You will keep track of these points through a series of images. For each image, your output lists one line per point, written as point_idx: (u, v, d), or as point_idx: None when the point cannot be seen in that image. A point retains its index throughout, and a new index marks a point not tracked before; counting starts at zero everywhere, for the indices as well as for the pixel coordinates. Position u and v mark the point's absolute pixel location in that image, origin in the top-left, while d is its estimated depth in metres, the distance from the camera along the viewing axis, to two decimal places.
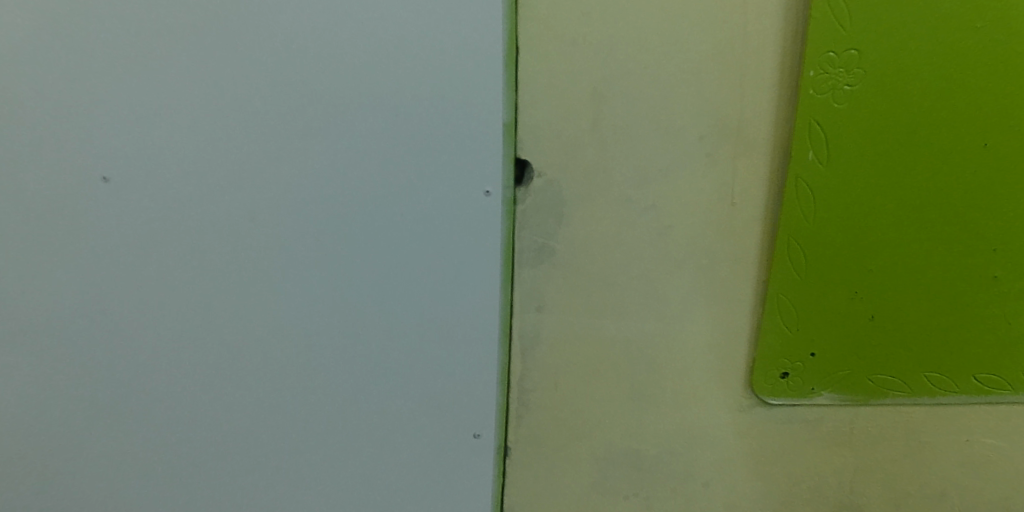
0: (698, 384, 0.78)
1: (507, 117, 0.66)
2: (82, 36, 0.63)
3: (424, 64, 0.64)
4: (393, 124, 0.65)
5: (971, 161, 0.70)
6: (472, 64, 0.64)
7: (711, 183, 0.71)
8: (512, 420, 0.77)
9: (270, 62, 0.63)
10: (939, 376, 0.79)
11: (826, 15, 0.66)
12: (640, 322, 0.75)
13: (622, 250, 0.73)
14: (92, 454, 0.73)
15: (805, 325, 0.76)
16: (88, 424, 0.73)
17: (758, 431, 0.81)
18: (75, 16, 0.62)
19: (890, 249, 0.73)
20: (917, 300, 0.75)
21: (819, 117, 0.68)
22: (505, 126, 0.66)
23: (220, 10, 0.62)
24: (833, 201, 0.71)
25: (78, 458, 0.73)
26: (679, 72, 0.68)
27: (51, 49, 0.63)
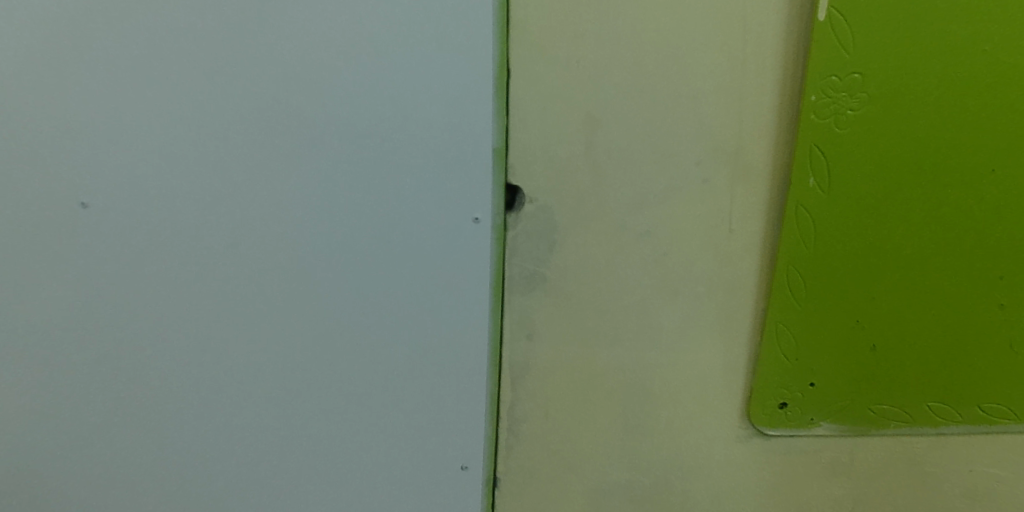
0: (695, 414, 0.76)
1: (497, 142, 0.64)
2: (54, 57, 0.60)
3: (412, 86, 0.62)
4: (382, 147, 0.63)
5: (978, 186, 0.68)
6: (462, 87, 0.62)
7: (709, 209, 0.69)
8: (503, 449, 0.76)
9: (253, 82, 0.61)
10: (944, 406, 0.77)
11: (830, 37, 0.63)
12: (635, 350, 0.73)
13: (617, 277, 0.70)
14: (79, 483, 0.72)
15: (804, 355, 0.74)
16: (73, 453, 0.71)
17: (756, 461, 0.79)
18: (48, 34, 0.60)
19: (893, 276, 0.71)
20: (920, 328, 0.73)
21: (822, 142, 0.66)
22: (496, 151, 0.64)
23: (200, 27, 0.60)
24: (834, 227, 0.69)
25: (62, 487, 0.72)
26: (677, 95, 0.65)
27: (23, 70, 0.61)
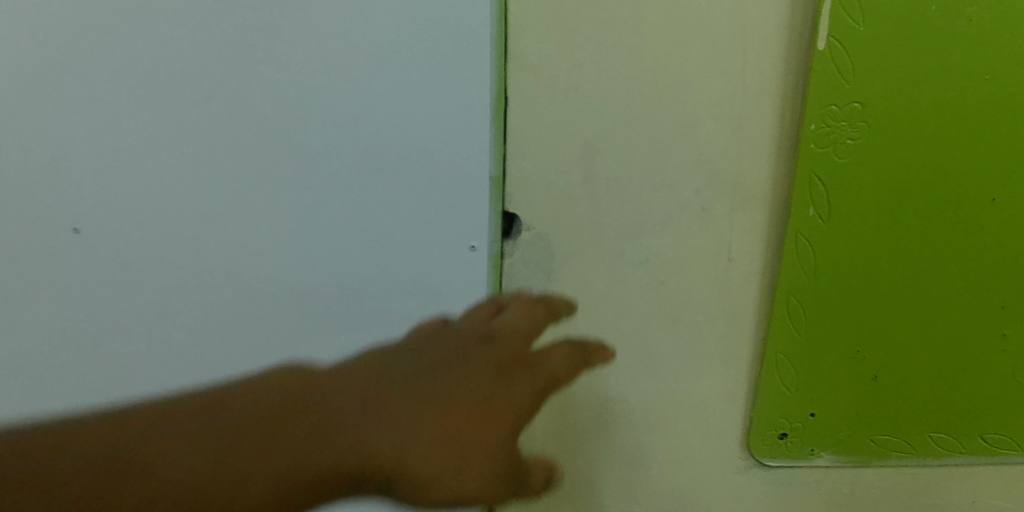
0: (694, 444, 0.76)
1: (495, 170, 0.65)
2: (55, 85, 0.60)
3: (411, 116, 0.63)
4: (381, 175, 0.64)
5: (980, 215, 0.67)
6: (459, 118, 0.63)
7: (709, 238, 0.69)
8: None
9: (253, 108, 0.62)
10: (946, 437, 0.75)
11: (830, 67, 0.62)
12: (631, 379, 0.73)
13: (615, 306, 0.70)
14: None
15: (804, 386, 0.73)
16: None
17: (755, 491, 0.78)
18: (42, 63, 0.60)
19: (893, 306, 0.70)
20: (921, 358, 0.72)
21: (821, 171, 0.65)
22: (493, 179, 0.65)
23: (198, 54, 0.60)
24: (833, 257, 0.68)
25: None
26: (676, 124, 0.65)
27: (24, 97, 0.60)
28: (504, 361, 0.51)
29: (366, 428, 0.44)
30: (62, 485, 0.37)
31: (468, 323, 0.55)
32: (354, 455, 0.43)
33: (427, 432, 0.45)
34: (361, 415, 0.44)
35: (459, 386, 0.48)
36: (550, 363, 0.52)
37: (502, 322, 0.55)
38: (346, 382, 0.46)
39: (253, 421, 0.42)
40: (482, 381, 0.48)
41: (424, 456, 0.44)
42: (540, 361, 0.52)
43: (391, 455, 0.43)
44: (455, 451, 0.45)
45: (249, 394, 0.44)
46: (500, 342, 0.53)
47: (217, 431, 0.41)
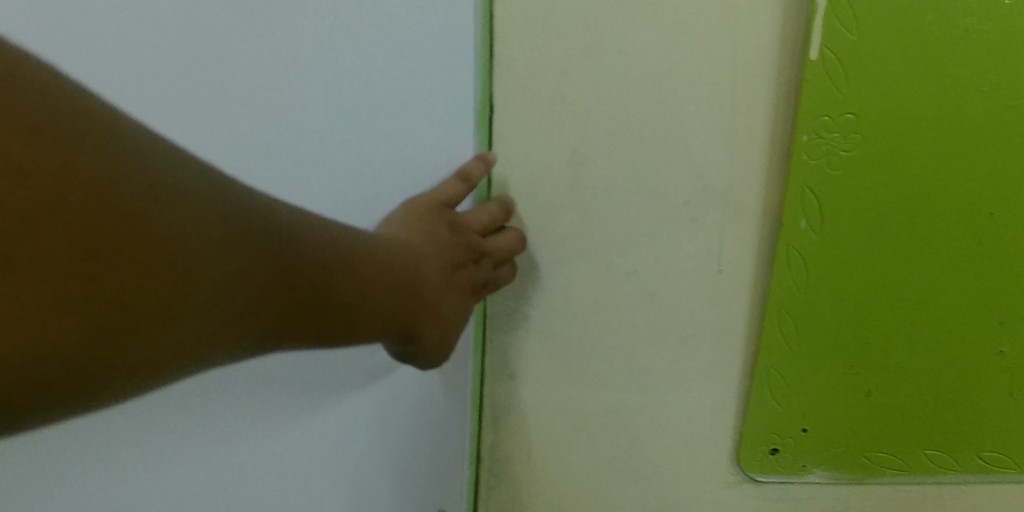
0: (683, 458, 0.75)
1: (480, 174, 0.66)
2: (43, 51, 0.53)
3: (398, 125, 0.61)
4: (364, 182, 0.62)
5: (976, 231, 0.65)
6: (447, 128, 0.63)
7: (699, 248, 0.68)
8: (484, 489, 0.77)
9: (228, 110, 0.58)
10: (941, 455, 0.74)
11: (822, 77, 0.61)
12: (619, 393, 0.72)
13: (602, 316, 0.70)
14: None
15: (796, 401, 0.72)
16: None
17: (746, 506, 0.77)
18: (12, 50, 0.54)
19: (887, 320, 0.69)
20: (917, 373, 0.71)
21: (814, 183, 0.64)
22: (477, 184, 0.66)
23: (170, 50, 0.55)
24: (826, 269, 0.67)
25: None
26: (665, 133, 0.64)
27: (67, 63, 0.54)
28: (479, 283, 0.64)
29: (414, 302, 0.54)
30: (185, 290, 0.35)
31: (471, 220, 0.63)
32: (382, 319, 0.50)
33: (433, 315, 0.57)
34: (411, 296, 0.54)
35: (450, 297, 0.60)
36: (501, 284, 0.66)
37: (509, 240, 0.65)
38: (398, 267, 0.52)
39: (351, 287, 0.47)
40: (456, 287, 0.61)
41: (434, 331, 0.58)
42: (494, 280, 0.66)
43: (421, 322, 0.55)
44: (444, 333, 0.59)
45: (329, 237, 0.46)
46: (490, 258, 0.64)
47: (324, 273, 0.44)
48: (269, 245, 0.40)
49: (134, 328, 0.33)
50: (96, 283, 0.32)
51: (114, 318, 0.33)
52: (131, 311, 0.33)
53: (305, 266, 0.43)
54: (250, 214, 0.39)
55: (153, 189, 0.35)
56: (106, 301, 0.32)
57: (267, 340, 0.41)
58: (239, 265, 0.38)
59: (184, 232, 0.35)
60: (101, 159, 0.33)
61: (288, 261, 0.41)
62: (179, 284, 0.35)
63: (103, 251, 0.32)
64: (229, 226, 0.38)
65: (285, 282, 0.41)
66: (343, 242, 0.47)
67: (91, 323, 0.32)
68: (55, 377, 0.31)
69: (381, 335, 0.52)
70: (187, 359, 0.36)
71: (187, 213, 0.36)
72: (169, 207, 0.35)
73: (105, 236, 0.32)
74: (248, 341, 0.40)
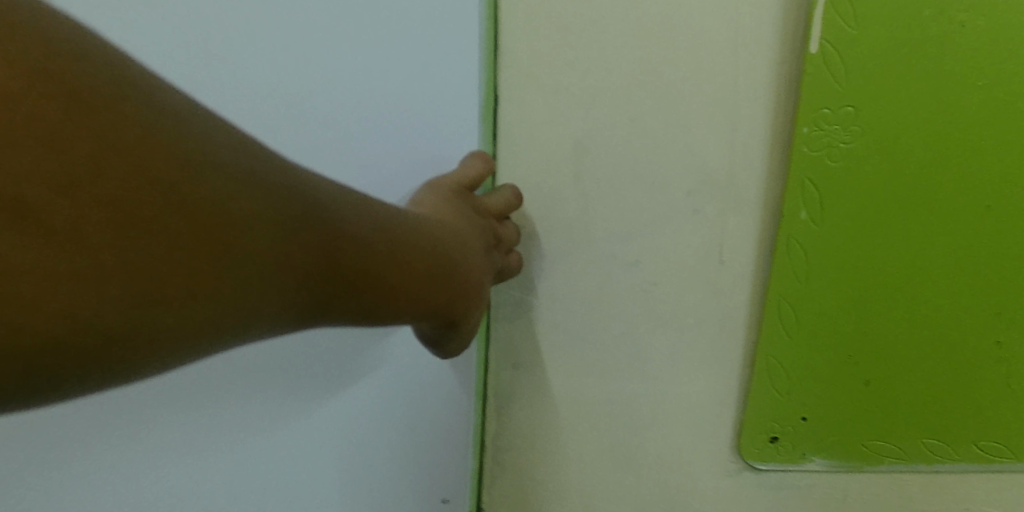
0: (684, 446, 0.76)
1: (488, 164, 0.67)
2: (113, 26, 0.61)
3: (410, 104, 0.64)
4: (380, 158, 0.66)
5: (974, 222, 0.66)
6: (455, 115, 0.65)
7: (699, 237, 0.68)
8: (488, 479, 0.78)
9: (254, 88, 0.63)
10: (939, 444, 0.75)
11: (822, 71, 0.62)
12: (621, 382, 0.73)
13: (605, 305, 0.71)
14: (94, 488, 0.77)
15: (797, 390, 0.73)
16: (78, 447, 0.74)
17: (745, 494, 0.78)
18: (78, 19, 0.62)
19: (887, 310, 0.70)
20: (917, 363, 0.72)
21: (814, 174, 0.65)
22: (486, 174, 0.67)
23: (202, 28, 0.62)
24: (827, 260, 0.68)
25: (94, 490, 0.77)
26: (667, 125, 0.65)
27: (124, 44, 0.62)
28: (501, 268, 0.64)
29: (453, 288, 0.54)
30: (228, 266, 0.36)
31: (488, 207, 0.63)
32: (422, 304, 0.50)
33: (467, 302, 0.56)
34: (453, 281, 0.53)
35: (483, 283, 0.59)
36: (510, 272, 0.67)
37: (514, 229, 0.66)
38: (440, 249, 0.53)
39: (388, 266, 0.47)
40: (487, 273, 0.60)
41: (467, 316, 0.58)
42: (508, 268, 0.66)
43: (457, 307, 0.55)
44: (473, 317, 0.60)
45: (367, 215, 0.46)
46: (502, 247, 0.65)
47: (366, 254, 0.45)
48: (313, 219, 0.41)
49: (173, 300, 0.34)
50: (138, 257, 0.32)
51: (148, 274, 0.33)
52: (174, 284, 0.34)
53: (346, 248, 0.43)
54: (291, 194, 0.40)
55: (199, 163, 0.35)
56: (151, 273, 0.33)
57: (303, 317, 0.42)
58: (278, 243, 0.38)
59: (227, 208, 0.36)
60: (150, 118, 0.34)
61: (331, 238, 0.42)
62: (219, 261, 0.35)
63: (149, 228, 0.33)
64: (273, 203, 0.38)
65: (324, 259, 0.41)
66: (386, 222, 0.48)
67: (132, 294, 0.32)
68: (87, 325, 0.31)
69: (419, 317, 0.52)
70: (223, 336, 0.37)
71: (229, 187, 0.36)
72: (213, 180, 0.35)
73: (148, 209, 0.33)
74: (285, 315, 0.40)
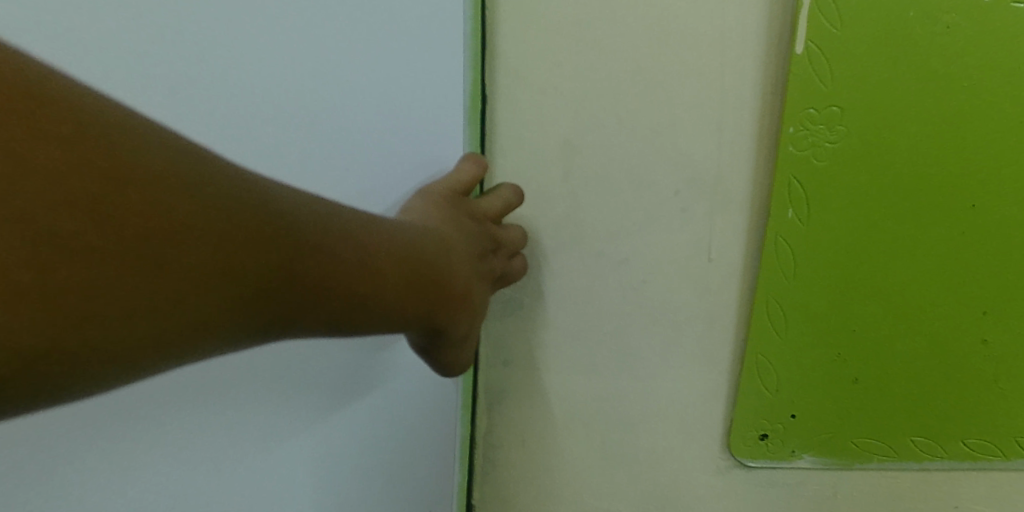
0: (675, 443, 0.77)
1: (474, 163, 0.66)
2: None
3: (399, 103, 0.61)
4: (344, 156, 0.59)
5: (960, 221, 0.67)
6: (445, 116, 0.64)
7: (688, 235, 0.69)
8: (479, 475, 0.78)
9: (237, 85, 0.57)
10: (927, 441, 0.76)
11: (808, 72, 0.62)
12: (611, 379, 0.74)
13: (595, 303, 0.71)
14: None
15: (786, 387, 0.73)
16: None
17: (736, 491, 0.79)
18: None
19: (874, 309, 0.70)
20: (905, 361, 0.72)
21: (800, 173, 0.66)
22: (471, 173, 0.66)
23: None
24: (814, 258, 0.69)
25: None
26: (655, 124, 0.66)
27: None
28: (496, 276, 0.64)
29: (444, 297, 0.52)
30: (164, 281, 0.33)
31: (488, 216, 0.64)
32: (411, 315, 0.49)
33: (463, 316, 0.56)
34: (443, 290, 0.52)
35: (480, 297, 0.59)
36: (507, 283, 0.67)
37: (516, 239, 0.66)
38: (431, 258, 0.51)
39: (371, 278, 0.44)
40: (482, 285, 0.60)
41: (461, 325, 0.56)
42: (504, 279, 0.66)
43: (449, 318, 0.54)
44: (467, 326, 0.58)
45: (348, 228, 0.44)
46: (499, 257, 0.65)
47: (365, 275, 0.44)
48: (308, 240, 0.40)
49: (101, 316, 0.31)
50: (57, 273, 0.29)
51: (69, 291, 0.29)
52: (103, 300, 0.31)
53: (316, 260, 0.41)
54: (250, 205, 0.37)
55: (127, 167, 0.32)
56: (72, 289, 0.30)
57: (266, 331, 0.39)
58: (226, 256, 0.35)
59: (160, 217, 0.33)
60: (85, 118, 0.31)
61: (298, 249, 0.39)
62: (153, 275, 0.32)
63: (69, 241, 0.29)
64: (222, 213, 0.35)
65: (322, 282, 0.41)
66: (384, 231, 0.47)
67: (50, 313, 0.29)
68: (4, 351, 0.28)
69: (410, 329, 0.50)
70: (166, 354, 0.34)
71: (168, 195, 0.33)
72: (147, 188, 0.32)
73: (67, 219, 0.29)
74: (242, 330, 0.37)
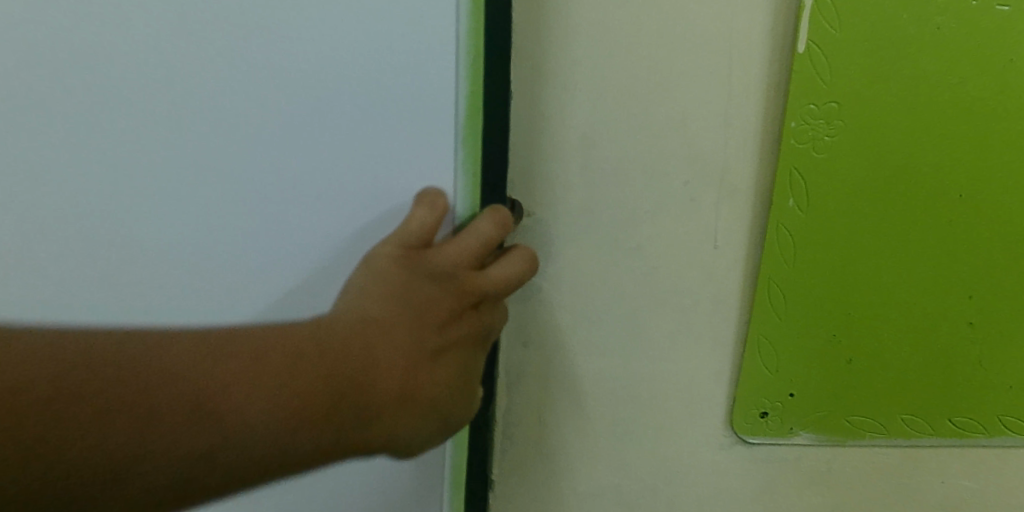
0: (682, 422, 0.81)
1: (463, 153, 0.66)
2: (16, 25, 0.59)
3: (337, 175, 0.65)
4: (280, 234, 0.68)
5: (948, 211, 0.72)
6: (425, 144, 0.65)
7: (696, 224, 0.73)
8: (499, 452, 0.82)
9: (246, 87, 0.62)
10: (916, 419, 0.81)
11: (809, 70, 0.67)
12: (623, 359, 0.78)
13: (608, 289, 0.75)
14: None
15: (785, 367, 0.78)
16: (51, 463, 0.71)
17: (738, 466, 0.84)
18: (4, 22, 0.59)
19: (866, 295, 0.75)
20: (894, 345, 0.77)
21: (801, 165, 0.70)
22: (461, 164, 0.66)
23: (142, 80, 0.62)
24: (811, 246, 0.73)
25: None
26: (666, 119, 0.70)
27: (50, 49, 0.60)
28: (473, 328, 0.65)
29: (339, 407, 0.53)
30: None
31: (464, 269, 0.64)
32: (281, 447, 0.50)
33: (411, 418, 0.58)
34: (335, 401, 0.53)
35: (442, 383, 0.62)
36: (496, 326, 0.68)
37: (504, 283, 0.65)
38: (317, 373, 0.53)
39: (200, 431, 0.47)
40: (450, 362, 0.63)
41: (395, 421, 0.57)
42: (493, 326, 0.67)
43: (359, 424, 0.54)
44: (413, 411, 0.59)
45: (167, 388, 0.47)
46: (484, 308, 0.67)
47: (265, 444, 0.49)
48: (99, 419, 0.44)
49: None
50: None
51: None
52: None
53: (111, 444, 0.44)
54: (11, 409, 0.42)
55: None
56: None
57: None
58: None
59: None
60: None
61: (84, 439, 0.44)
62: None
63: None
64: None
65: (195, 460, 0.47)
66: (225, 371, 0.49)
67: None
68: None
69: (306, 446, 0.51)
70: None
71: None
72: None
73: None
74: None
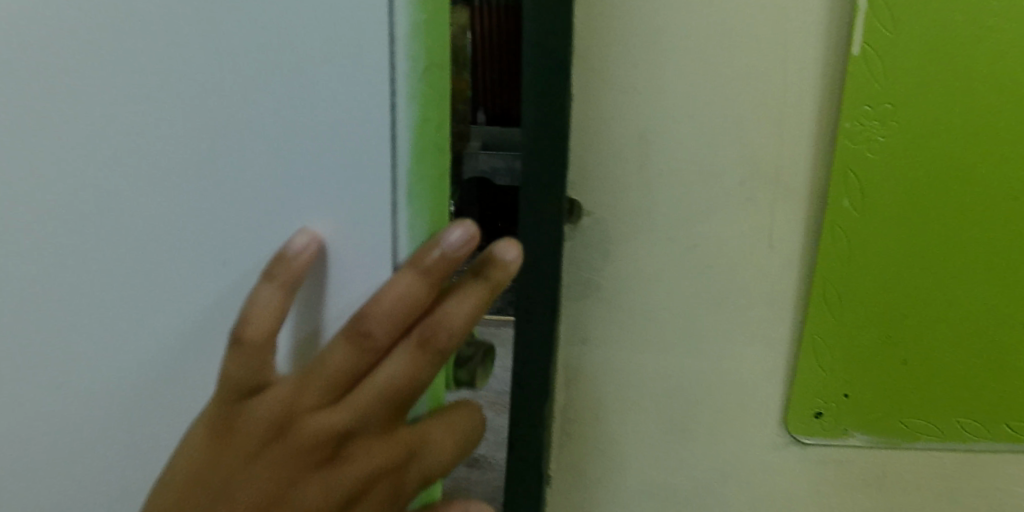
0: (735, 421, 0.82)
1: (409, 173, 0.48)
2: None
3: (247, 240, 0.51)
4: (183, 307, 0.54)
5: (1003, 213, 0.72)
6: (358, 162, 0.48)
7: (751, 223, 0.75)
8: (555, 447, 0.84)
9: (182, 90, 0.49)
10: (973, 422, 0.80)
11: (864, 72, 0.68)
12: (677, 358, 0.79)
13: (663, 287, 0.77)
14: None
15: (838, 368, 0.78)
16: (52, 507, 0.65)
17: (792, 466, 0.84)
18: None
19: (919, 296, 0.75)
20: (948, 347, 0.77)
21: (854, 165, 0.71)
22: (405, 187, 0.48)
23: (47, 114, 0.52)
24: (864, 246, 0.74)
25: None
26: (721, 119, 0.72)
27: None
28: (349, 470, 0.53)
29: None
30: None
31: (302, 405, 0.52)
32: None
33: None
34: None
35: None
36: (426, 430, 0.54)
37: (374, 400, 0.51)
38: None
39: None
40: None
41: None
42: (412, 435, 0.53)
43: None
44: None
45: None
46: (364, 434, 0.53)
47: None
48: None
49: None
50: None
51: None
52: None
53: None
54: None
55: None
56: None
57: None
58: None
59: None
60: None
61: None
62: None
63: None
64: None
65: None
66: None
67: None
68: None
69: None
70: None
71: None
72: None
73: None
74: None
